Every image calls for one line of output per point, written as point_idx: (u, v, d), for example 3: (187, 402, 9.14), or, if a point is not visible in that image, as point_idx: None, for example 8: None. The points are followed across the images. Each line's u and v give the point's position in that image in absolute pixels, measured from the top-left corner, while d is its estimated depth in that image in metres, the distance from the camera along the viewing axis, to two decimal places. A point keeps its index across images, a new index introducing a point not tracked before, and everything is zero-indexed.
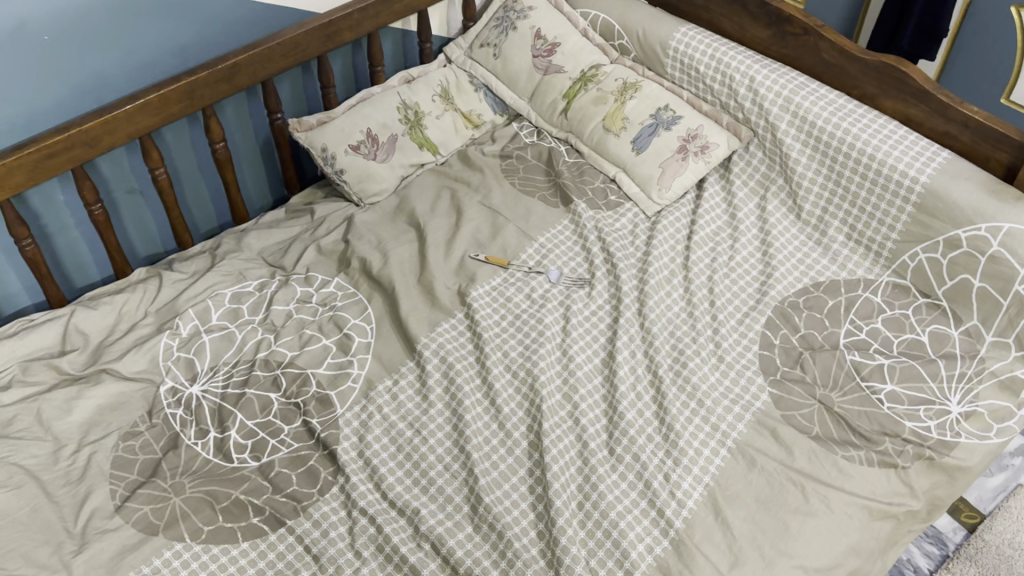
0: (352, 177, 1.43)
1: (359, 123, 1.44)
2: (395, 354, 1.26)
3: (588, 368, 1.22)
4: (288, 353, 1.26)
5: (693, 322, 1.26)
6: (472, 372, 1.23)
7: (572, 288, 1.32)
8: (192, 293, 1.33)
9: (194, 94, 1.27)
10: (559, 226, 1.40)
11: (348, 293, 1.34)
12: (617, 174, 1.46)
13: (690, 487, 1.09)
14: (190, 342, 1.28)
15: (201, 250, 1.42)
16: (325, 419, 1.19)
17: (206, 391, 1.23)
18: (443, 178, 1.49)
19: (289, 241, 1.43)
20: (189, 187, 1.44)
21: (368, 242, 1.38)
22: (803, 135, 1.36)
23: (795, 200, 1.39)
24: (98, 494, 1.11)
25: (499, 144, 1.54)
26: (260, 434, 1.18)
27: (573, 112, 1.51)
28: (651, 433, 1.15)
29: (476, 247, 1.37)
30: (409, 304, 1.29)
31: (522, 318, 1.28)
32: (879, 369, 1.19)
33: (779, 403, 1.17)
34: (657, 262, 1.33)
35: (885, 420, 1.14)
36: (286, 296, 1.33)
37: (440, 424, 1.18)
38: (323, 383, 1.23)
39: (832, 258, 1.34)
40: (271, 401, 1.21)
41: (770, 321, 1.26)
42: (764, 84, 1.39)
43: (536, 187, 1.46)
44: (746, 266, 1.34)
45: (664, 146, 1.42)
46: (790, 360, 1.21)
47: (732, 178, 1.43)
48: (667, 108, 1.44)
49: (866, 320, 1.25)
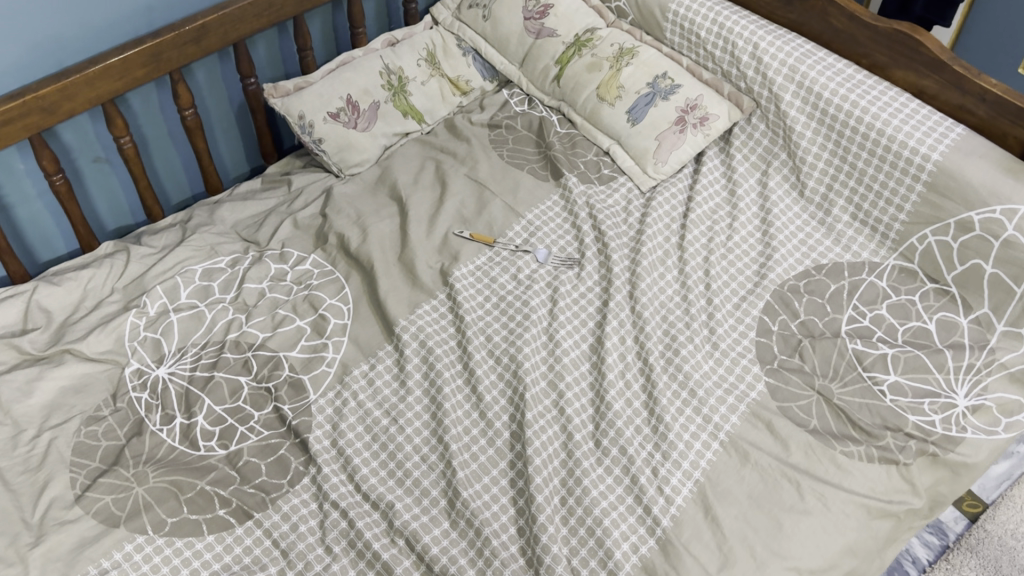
0: (331, 147, 1.36)
1: (339, 89, 1.37)
2: (373, 337, 1.20)
3: (576, 354, 1.16)
4: (260, 335, 1.20)
5: (687, 307, 1.19)
6: (453, 357, 1.17)
7: (560, 269, 1.24)
8: (160, 270, 1.27)
9: (159, 57, 1.19)
10: (549, 201, 1.32)
11: (325, 271, 1.27)
12: (611, 146, 1.37)
13: (679, 483, 1.03)
14: (157, 321, 1.21)
15: (171, 223, 1.35)
16: (298, 406, 1.13)
17: (173, 373, 1.17)
18: (429, 148, 1.42)
19: (265, 214, 1.36)
20: (160, 158, 1.36)
21: (346, 217, 1.31)
22: (808, 107, 1.26)
23: (798, 176, 1.29)
24: (57, 482, 1.05)
25: (488, 112, 1.45)
26: (229, 420, 1.12)
27: (566, 78, 1.42)
28: (640, 425, 1.09)
29: (460, 223, 1.30)
30: (388, 284, 1.23)
31: (507, 300, 1.21)
32: (882, 359, 1.12)
33: (775, 394, 1.10)
34: (651, 241, 1.25)
35: (887, 414, 1.08)
36: (259, 274, 1.27)
37: (419, 412, 1.12)
38: (296, 367, 1.17)
39: (836, 239, 1.24)
40: (240, 385, 1.16)
41: (768, 307, 1.18)
42: (768, 51, 1.28)
43: (525, 159, 1.37)
44: (745, 247, 1.25)
45: (660, 117, 1.33)
46: (788, 348, 1.14)
47: (732, 153, 1.33)
48: (665, 76, 1.35)
49: (870, 306, 1.17)
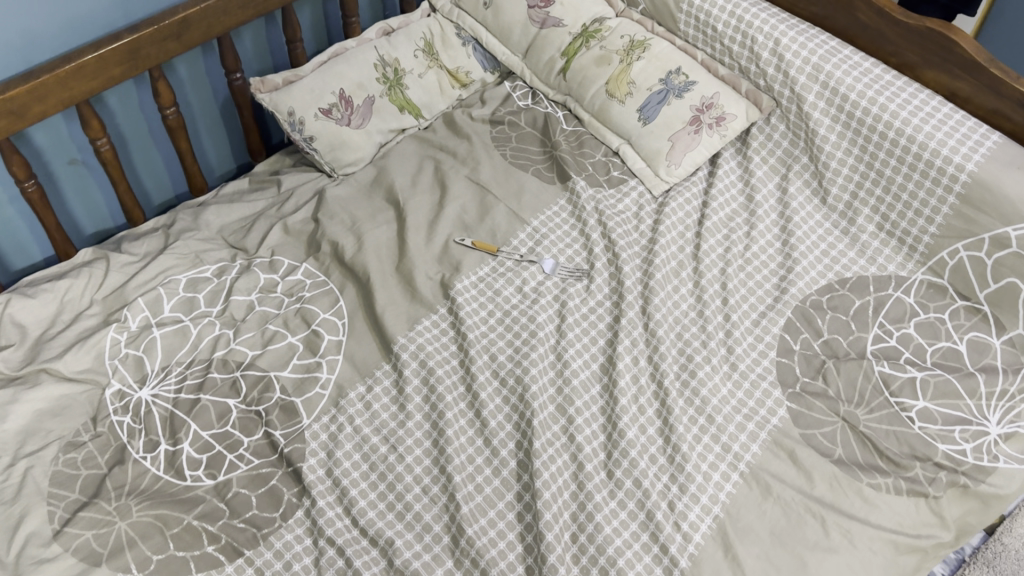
0: (323, 145, 1.28)
1: (331, 83, 1.28)
2: (369, 355, 1.13)
3: (586, 375, 1.09)
4: (249, 353, 1.13)
5: (703, 324, 1.12)
6: (455, 378, 1.10)
7: (568, 281, 1.17)
8: (142, 280, 1.19)
9: (137, 54, 1.10)
10: (556, 206, 1.24)
11: (318, 281, 1.19)
12: (620, 146, 1.29)
13: (697, 519, 0.97)
14: (140, 337, 1.14)
15: (154, 227, 1.27)
16: (290, 432, 1.06)
17: (157, 395, 1.10)
18: (427, 146, 1.33)
19: (253, 218, 1.28)
20: (141, 158, 1.27)
21: (340, 223, 1.23)
22: (833, 109, 1.18)
23: (820, 182, 1.22)
24: (34, 516, 0.98)
25: (489, 107, 1.37)
26: (216, 447, 1.06)
27: (572, 72, 1.34)
28: (654, 454, 1.03)
29: (462, 229, 1.22)
30: (386, 297, 1.15)
31: (512, 315, 1.14)
32: (911, 383, 1.06)
33: (797, 420, 1.04)
34: (665, 252, 1.18)
35: (915, 442, 1.02)
36: (248, 285, 1.19)
37: (420, 438, 1.06)
38: (288, 389, 1.10)
39: (861, 250, 1.17)
40: (229, 409, 1.09)
41: (789, 324, 1.11)
42: (790, 48, 1.20)
43: (529, 160, 1.29)
44: (763, 258, 1.18)
45: (674, 116, 1.25)
46: (811, 370, 1.08)
47: (749, 155, 1.26)
48: (679, 71, 1.27)
49: (897, 324, 1.10)
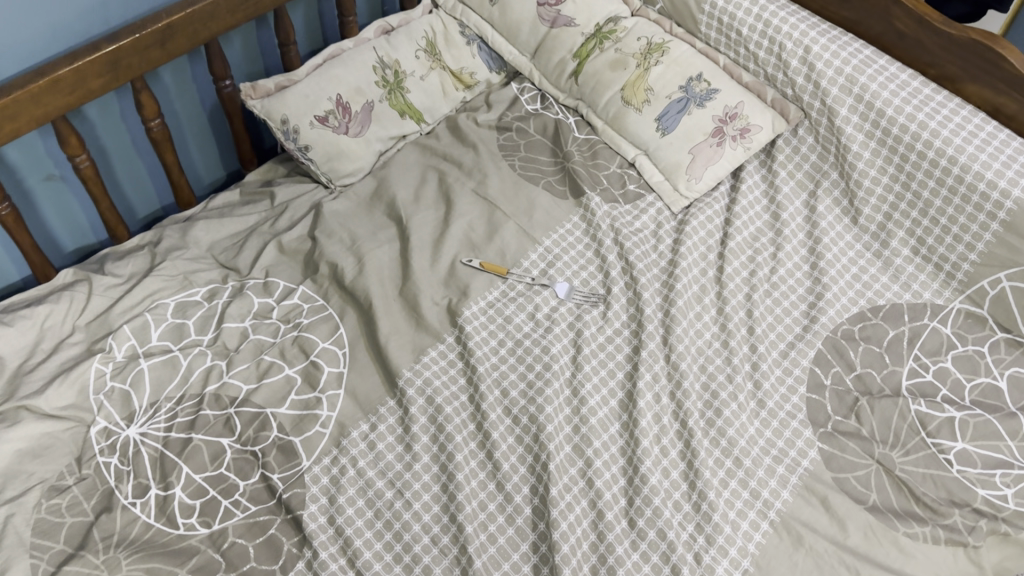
0: (320, 156, 1.20)
1: (327, 89, 1.20)
2: (373, 390, 1.05)
3: (604, 413, 1.02)
4: (244, 387, 1.05)
5: (728, 356, 1.06)
6: (464, 416, 1.03)
7: (583, 307, 1.10)
8: (127, 305, 1.11)
9: (118, 64, 1.01)
10: (569, 223, 1.17)
11: (316, 306, 1.12)
12: (636, 157, 1.21)
13: (726, 574, 0.91)
14: (126, 370, 1.06)
15: (139, 245, 1.19)
16: (289, 475, 0.99)
17: (145, 434, 1.03)
18: (429, 154, 1.25)
19: (245, 234, 1.20)
20: (124, 171, 1.18)
21: (339, 242, 1.15)
22: (868, 124, 1.10)
23: (851, 201, 1.15)
24: (15, 571, 0.90)
25: (496, 111, 1.29)
26: (211, 492, 0.98)
27: (585, 76, 1.26)
28: (678, 500, 0.96)
29: (469, 249, 1.15)
30: (390, 325, 1.08)
31: (524, 345, 1.07)
32: (949, 423, 0.99)
33: (829, 463, 0.98)
34: (686, 275, 1.11)
35: (952, 486, 0.96)
36: (241, 311, 1.11)
37: (427, 483, 0.99)
38: (285, 428, 1.03)
39: (894, 275, 1.11)
40: (223, 449, 1.01)
41: (819, 357, 1.05)
42: (822, 56, 1.12)
43: (540, 171, 1.22)
44: (791, 282, 1.11)
45: (695, 127, 1.17)
46: (843, 408, 1.02)
47: (775, 169, 1.18)
48: (701, 78, 1.19)
49: (934, 357, 1.04)
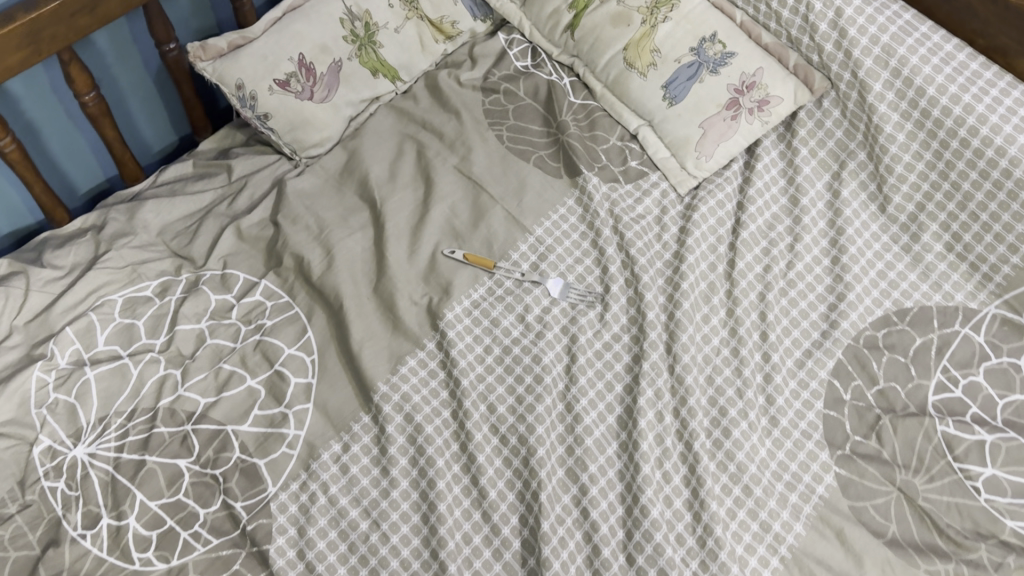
0: (281, 125, 1.06)
1: (289, 47, 1.05)
2: (345, 405, 0.95)
3: (600, 432, 0.93)
4: (201, 402, 0.94)
5: (738, 366, 0.96)
6: (447, 436, 0.93)
7: (578, 308, 0.99)
8: (68, 303, 0.99)
9: (38, 36, 0.86)
10: (563, 207, 1.05)
11: (279, 305, 1.00)
12: (639, 128, 1.09)
13: None
14: (70, 380, 0.95)
15: (82, 229, 1.07)
16: (253, 503, 0.89)
17: (94, 455, 0.91)
18: (406, 121, 1.12)
19: (199, 215, 1.07)
20: (59, 145, 1.04)
21: (305, 229, 1.03)
22: (904, 102, 1.01)
23: (880, 186, 1.05)
24: None
25: (481, 68, 1.16)
26: (168, 522, 0.88)
27: (583, 31, 1.13)
28: (681, 533, 0.87)
29: (452, 239, 1.03)
30: (363, 330, 0.97)
31: (512, 353, 0.96)
32: (979, 447, 0.90)
33: (845, 490, 0.89)
34: (694, 272, 0.99)
35: (979, 516, 0.86)
36: (196, 309, 0.99)
37: (407, 512, 0.89)
38: (249, 448, 0.92)
39: (924, 273, 1.01)
40: (179, 473, 0.91)
41: (839, 368, 0.95)
42: (855, 22, 1.02)
43: (530, 144, 1.09)
44: (810, 278, 1.01)
45: (707, 98, 1.05)
46: (864, 428, 0.92)
47: (796, 145, 1.08)
48: (714, 39, 1.07)
49: (964, 370, 0.94)
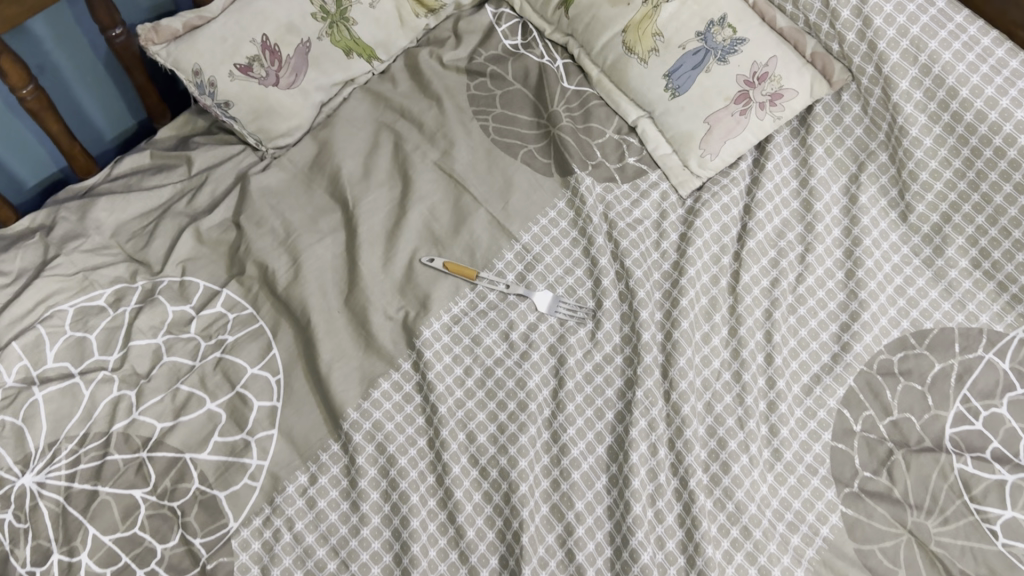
0: (244, 113, 0.96)
1: (249, 27, 0.95)
2: (313, 431, 0.87)
3: (588, 464, 0.85)
4: (157, 427, 0.85)
5: (740, 393, 0.88)
6: (422, 467, 0.85)
7: (568, 325, 0.91)
8: (14, 315, 0.89)
9: None
10: (553, 210, 0.97)
11: (242, 318, 0.92)
12: (637, 119, 1.01)
13: None
14: (17, 401, 0.85)
15: (29, 229, 0.97)
16: (214, 541, 0.81)
17: (43, 485, 0.82)
18: (383, 108, 1.03)
19: (157, 214, 0.98)
20: None
21: (270, 233, 0.95)
22: (933, 103, 0.93)
23: (902, 193, 0.97)
24: None
25: (466, 48, 1.06)
26: (123, 559, 0.79)
27: (578, 9, 1.03)
28: None
29: (430, 246, 0.95)
30: (332, 348, 0.89)
31: (494, 376, 0.89)
32: (999, 488, 0.82)
33: (852, 531, 0.82)
34: (694, 287, 0.91)
35: (995, 563, 0.79)
36: (152, 322, 0.91)
37: (378, 552, 0.81)
38: (209, 479, 0.83)
39: (946, 290, 0.94)
40: (135, 504, 0.82)
41: (850, 397, 0.88)
42: (883, 10, 0.93)
43: (519, 137, 1.00)
44: (821, 294, 0.93)
45: (713, 88, 0.96)
46: (874, 462, 0.85)
47: (811, 143, 1.00)
48: (723, 22, 0.97)
49: (986, 401, 0.86)
